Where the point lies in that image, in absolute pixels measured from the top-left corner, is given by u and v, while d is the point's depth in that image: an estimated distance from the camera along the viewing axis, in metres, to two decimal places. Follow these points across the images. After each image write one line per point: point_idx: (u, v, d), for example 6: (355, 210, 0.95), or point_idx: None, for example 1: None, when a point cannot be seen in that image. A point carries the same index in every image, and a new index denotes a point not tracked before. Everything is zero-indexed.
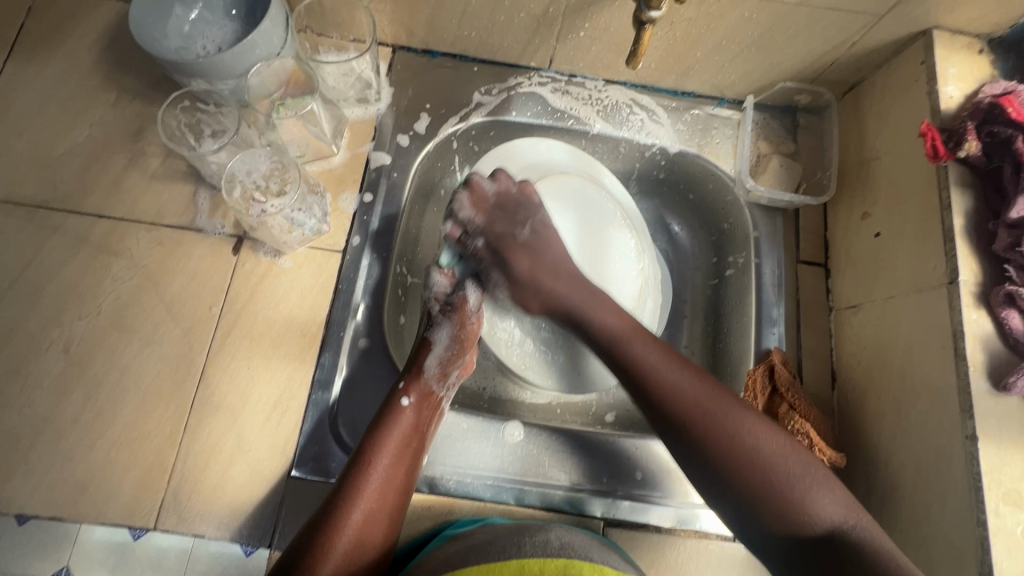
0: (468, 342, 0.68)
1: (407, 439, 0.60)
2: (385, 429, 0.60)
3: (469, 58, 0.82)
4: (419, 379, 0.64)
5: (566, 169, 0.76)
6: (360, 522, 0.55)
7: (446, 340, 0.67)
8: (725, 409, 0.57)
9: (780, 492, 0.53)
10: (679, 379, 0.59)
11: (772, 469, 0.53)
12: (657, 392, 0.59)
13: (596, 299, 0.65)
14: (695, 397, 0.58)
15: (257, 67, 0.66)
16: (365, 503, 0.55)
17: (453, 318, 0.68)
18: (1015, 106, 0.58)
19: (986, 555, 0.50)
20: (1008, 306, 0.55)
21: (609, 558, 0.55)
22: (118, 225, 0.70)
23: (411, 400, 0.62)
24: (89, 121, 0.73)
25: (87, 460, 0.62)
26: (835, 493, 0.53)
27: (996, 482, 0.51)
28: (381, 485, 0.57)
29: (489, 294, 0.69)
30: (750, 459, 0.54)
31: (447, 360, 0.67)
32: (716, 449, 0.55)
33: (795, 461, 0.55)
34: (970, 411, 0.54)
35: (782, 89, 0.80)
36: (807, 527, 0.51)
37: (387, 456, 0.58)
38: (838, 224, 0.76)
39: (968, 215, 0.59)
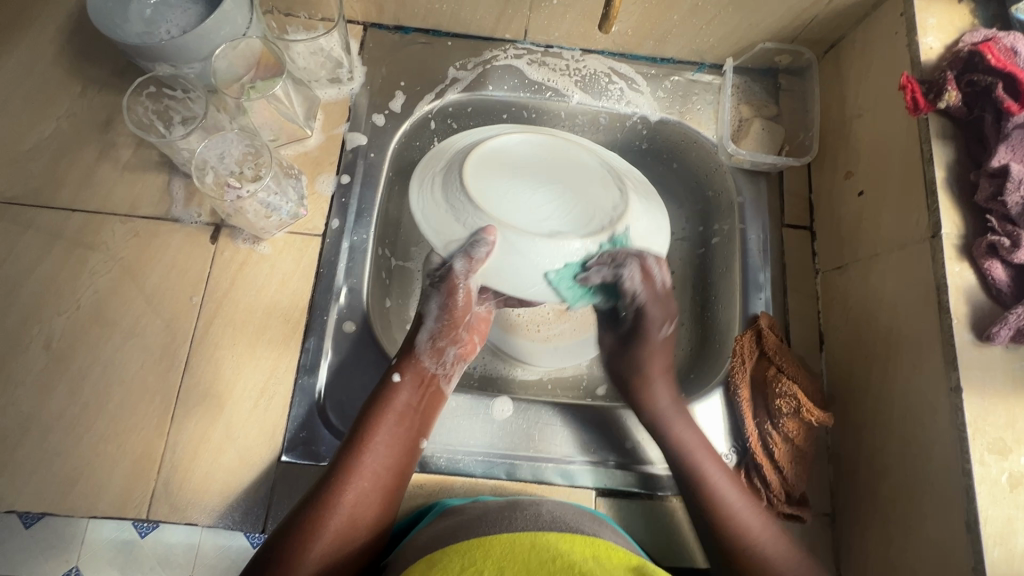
0: (457, 314, 0.66)
1: (399, 419, 0.60)
2: (379, 408, 0.61)
3: (442, 33, 0.80)
4: (412, 360, 0.64)
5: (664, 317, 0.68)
6: (353, 500, 0.55)
7: (436, 312, 0.66)
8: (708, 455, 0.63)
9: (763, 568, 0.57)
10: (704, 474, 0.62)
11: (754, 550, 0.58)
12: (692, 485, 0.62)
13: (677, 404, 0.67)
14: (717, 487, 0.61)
15: (221, 49, 0.65)
16: (359, 481, 0.56)
17: (442, 289, 0.65)
18: (994, 53, 0.57)
19: (972, 504, 0.50)
20: (991, 257, 0.54)
21: (600, 526, 0.56)
22: (92, 218, 0.69)
23: (402, 378, 0.63)
24: (56, 114, 0.72)
25: (75, 455, 0.62)
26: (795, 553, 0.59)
27: (980, 433, 0.51)
28: (373, 464, 0.57)
29: (472, 260, 0.63)
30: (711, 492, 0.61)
31: (438, 332, 0.66)
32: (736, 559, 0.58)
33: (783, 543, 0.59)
34: (954, 363, 0.53)
35: (762, 50, 0.79)
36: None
37: (382, 435, 0.59)
38: (823, 185, 0.76)
39: (951, 166, 0.58)
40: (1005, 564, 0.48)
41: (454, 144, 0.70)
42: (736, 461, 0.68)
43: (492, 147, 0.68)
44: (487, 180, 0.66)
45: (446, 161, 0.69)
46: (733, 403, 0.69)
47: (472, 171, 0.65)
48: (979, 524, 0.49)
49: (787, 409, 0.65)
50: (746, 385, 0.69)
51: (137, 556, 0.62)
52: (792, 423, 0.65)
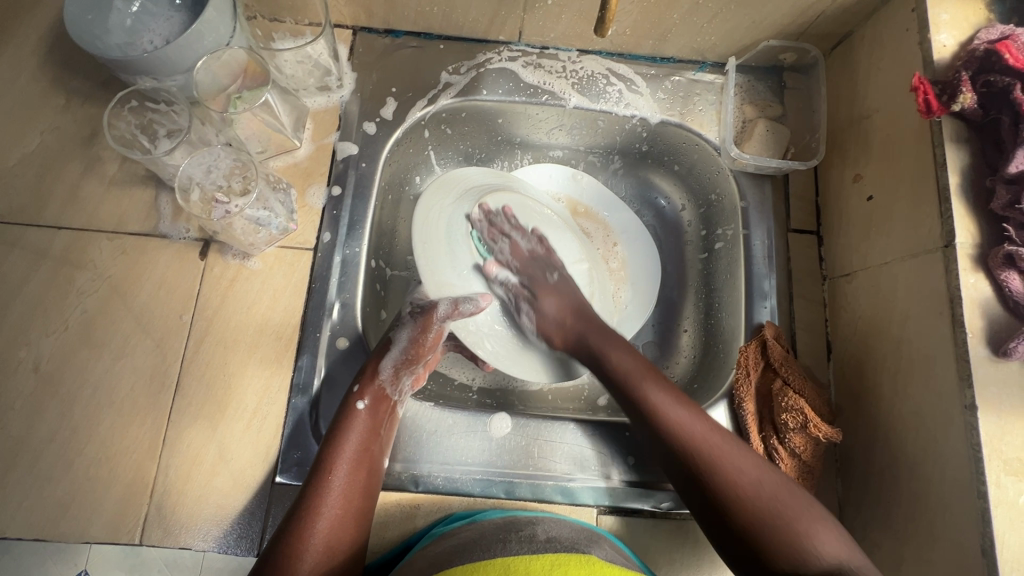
0: (424, 350, 0.66)
1: (364, 443, 0.59)
2: (343, 432, 0.59)
3: (433, 36, 0.78)
4: (373, 381, 0.62)
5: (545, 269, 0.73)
6: (328, 529, 0.53)
7: (405, 342, 0.66)
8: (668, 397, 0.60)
9: (789, 543, 0.50)
10: (708, 439, 0.57)
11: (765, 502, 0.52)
12: (695, 461, 0.56)
13: (618, 341, 0.66)
14: (721, 452, 0.56)
15: (203, 60, 0.63)
16: (330, 510, 0.54)
17: (418, 321, 0.67)
18: (1012, 51, 0.54)
19: (987, 528, 0.48)
20: (1007, 268, 0.51)
21: (598, 545, 0.55)
22: (79, 236, 0.67)
23: (366, 403, 0.61)
24: (40, 128, 0.70)
25: (67, 479, 0.61)
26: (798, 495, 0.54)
27: (996, 453, 0.49)
28: (344, 490, 0.55)
29: (457, 305, 0.68)
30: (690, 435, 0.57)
31: (402, 362, 0.65)
32: (762, 533, 0.51)
33: (818, 514, 0.52)
34: (969, 379, 0.51)
35: (766, 48, 0.76)
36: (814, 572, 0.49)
37: (347, 459, 0.57)
38: (831, 188, 0.73)
39: (965, 172, 0.56)
40: None
41: (471, 175, 0.77)
42: None
43: (497, 199, 0.75)
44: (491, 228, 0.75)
45: (461, 188, 0.75)
46: (738, 416, 0.67)
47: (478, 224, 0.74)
48: (995, 548, 0.48)
49: (793, 424, 0.63)
50: (751, 398, 0.67)
51: (141, 562, 0.61)
52: (799, 438, 0.63)
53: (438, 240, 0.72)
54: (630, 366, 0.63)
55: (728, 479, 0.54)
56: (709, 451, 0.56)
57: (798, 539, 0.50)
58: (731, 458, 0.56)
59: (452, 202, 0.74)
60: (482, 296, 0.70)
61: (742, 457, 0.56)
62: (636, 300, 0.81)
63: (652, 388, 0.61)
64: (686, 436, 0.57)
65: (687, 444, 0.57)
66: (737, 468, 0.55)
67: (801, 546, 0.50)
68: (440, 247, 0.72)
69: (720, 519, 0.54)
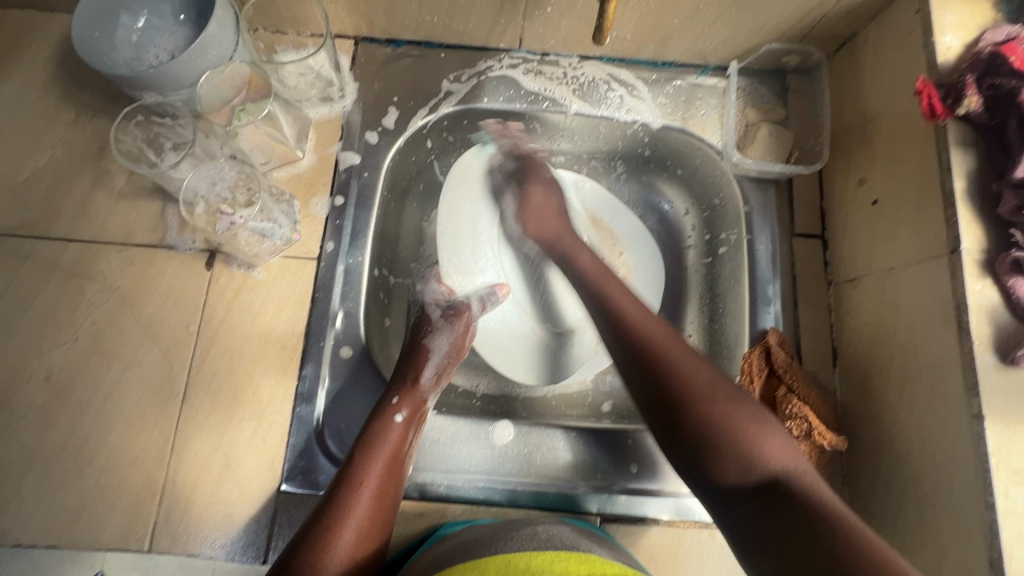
0: (461, 351, 0.70)
1: (398, 455, 0.59)
2: (378, 444, 0.58)
3: (434, 44, 0.78)
4: (412, 393, 0.63)
5: (542, 167, 0.79)
6: (354, 538, 0.53)
7: (444, 349, 0.68)
8: (628, 300, 0.62)
9: (736, 449, 0.49)
10: (665, 344, 0.57)
11: (706, 411, 0.52)
12: (648, 347, 0.57)
13: (581, 246, 0.72)
14: (675, 356, 0.56)
15: (207, 75, 0.64)
16: (357, 520, 0.54)
17: (454, 324, 0.70)
18: (1019, 53, 0.53)
19: (995, 539, 0.47)
20: (1015, 274, 0.51)
21: (602, 548, 0.54)
22: (88, 248, 0.69)
23: (404, 416, 0.61)
24: (50, 143, 0.71)
25: (79, 487, 0.62)
26: (740, 402, 0.53)
27: (1004, 463, 0.48)
28: (373, 501, 0.55)
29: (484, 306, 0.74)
30: (636, 329, 0.59)
31: (440, 370, 0.67)
32: (707, 440, 0.51)
33: (767, 425, 0.51)
34: (976, 388, 0.50)
35: (768, 51, 0.76)
36: (755, 473, 0.48)
37: (378, 471, 0.57)
38: (835, 192, 0.73)
39: (971, 176, 0.55)
40: None
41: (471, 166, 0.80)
42: None
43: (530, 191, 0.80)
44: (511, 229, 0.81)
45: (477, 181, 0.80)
46: None
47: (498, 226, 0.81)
48: (1003, 560, 0.47)
49: (798, 432, 0.62)
50: None
51: (154, 564, 0.61)
52: (803, 446, 0.62)
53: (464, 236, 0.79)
54: (589, 262, 0.69)
55: (678, 382, 0.54)
56: (663, 348, 0.57)
57: (723, 423, 0.51)
58: (686, 362, 0.56)
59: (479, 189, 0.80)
60: (498, 287, 0.76)
61: (697, 362, 0.56)
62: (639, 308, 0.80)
63: (617, 293, 0.64)
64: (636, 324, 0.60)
65: (635, 332, 0.59)
66: (690, 372, 0.55)
67: (732, 432, 0.50)
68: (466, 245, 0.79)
69: (660, 413, 0.54)
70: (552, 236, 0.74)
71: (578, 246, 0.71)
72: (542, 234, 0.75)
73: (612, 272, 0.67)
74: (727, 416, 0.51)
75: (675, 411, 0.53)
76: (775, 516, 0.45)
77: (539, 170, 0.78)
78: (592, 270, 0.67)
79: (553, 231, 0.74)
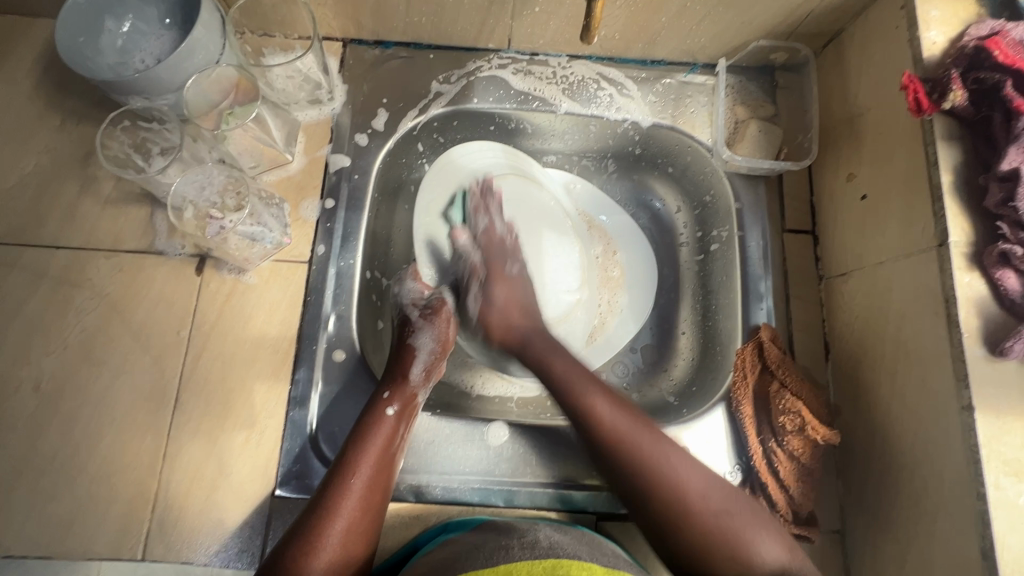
0: (446, 348, 0.69)
1: (389, 447, 0.59)
2: (370, 435, 0.59)
3: (423, 46, 0.78)
4: (403, 387, 0.63)
5: (507, 258, 0.73)
6: (345, 529, 0.53)
7: (429, 346, 0.67)
8: (609, 409, 0.61)
9: (737, 554, 0.54)
10: (645, 451, 0.58)
11: (703, 518, 0.55)
12: (632, 467, 0.58)
13: (556, 349, 0.68)
14: (630, 441, 0.59)
15: (193, 79, 0.63)
16: (348, 510, 0.54)
17: (433, 321, 0.69)
18: (1002, 48, 0.54)
19: (987, 529, 0.48)
20: (1002, 266, 0.51)
21: (599, 553, 0.54)
22: (76, 256, 0.68)
23: (394, 410, 0.61)
24: (35, 150, 0.71)
25: (70, 496, 0.62)
26: (726, 491, 0.58)
27: (995, 454, 0.49)
28: (363, 493, 0.55)
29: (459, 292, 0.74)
30: (614, 436, 0.59)
31: (430, 364, 0.67)
32: (710, 552, 0.54)
33: (759, 519, 0.56)
34: (966, 379, 0.51)
35: (756, 48, 0.76)
36: (756, 573, 0.53)
37: (368, 463, 0.57)
38: (824, 187, 0.73)
39: (957, 169, 0.55)
40: None
41: (457, 164, 0.80)
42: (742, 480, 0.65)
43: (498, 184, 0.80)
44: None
45: (456, 181, 0.80)
46: (735, 420, 0.67)
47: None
48: (995, 550, 0.47)
49: (791, 427, 0.63)
50: (749, 401, 0.66)
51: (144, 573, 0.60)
52: (797, 441, 0.63)
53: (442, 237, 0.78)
54: (566, 370, 0.65)
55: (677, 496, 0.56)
56: (635, 456, 0.58)
57: (729, 540, 0.54)
58: (670, 468, 0.57)
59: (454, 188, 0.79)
60: (463, 263, 0.75)
61: (685, 464, 0.58)
62: (632, 305, 0.81)
63: (589, 388, 0.62)
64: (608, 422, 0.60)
65: (615, 442, 0.59)
66: (673, 472, 0.57)
67: (733, 545, 0.54)
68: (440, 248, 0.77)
69: (657, 532, 0.56)
70: (515, 337, 0.69)
71: (553, 349, 0.67)
72: (506, 335, 0.69)
73: (591, 375, 0.64)
74: (731, 523, 0.55)
75: (667, 529, 0.56)
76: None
77: (501, 266, 0.72)
78: (564, 373, 0.64)
79: (518, 331, 0.69)
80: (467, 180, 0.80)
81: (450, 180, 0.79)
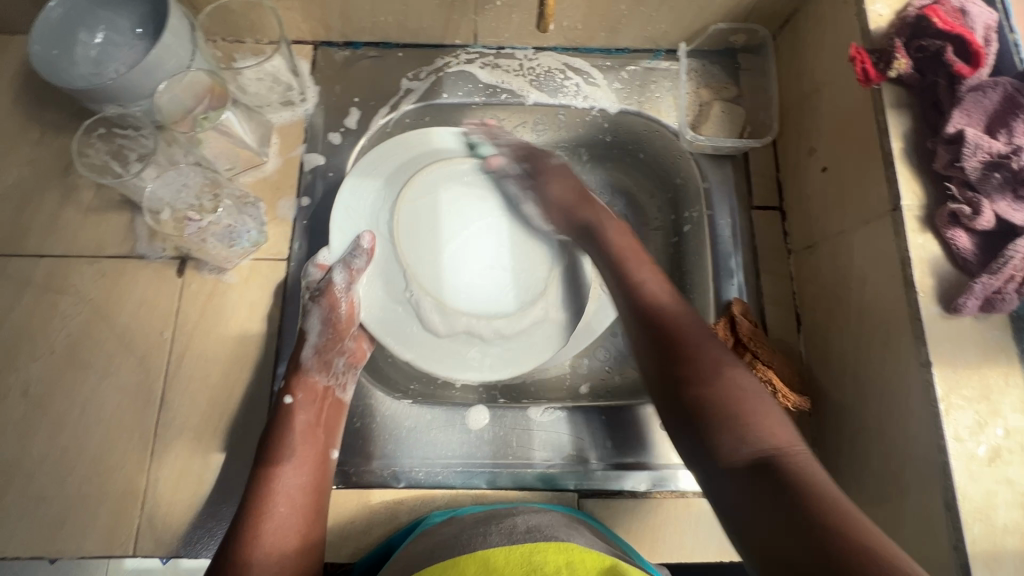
0: (342, 326, 0.66)
1: (305, 436, 0.60)
2: (280, 433, 0.60)
3: (392, 45, 0.80)
4: (302, 376, 0.64)
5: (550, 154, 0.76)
6: (274, 528, 0.53)
7: (319, 326, 0.66)
8: (652, 276, 0.63)
9: (736, 426, 0.48)
10: (695, 347, 0.55)
11: (734, 405, 0.49)
12: (677, 346, 0.55)
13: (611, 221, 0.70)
14: (726, 379, 0.52)
15: (164, 84, 0.64)
16: (274, 509, 0.54)
17: (323, 302, 0.65)
18: (941, 16, 0.56)
19: (949, 481, 0.49)
20: (953, 226, 0.53)
21: (581, 534, 0.53)
22: (60, 264, 0.70)
23: (295, 397, 0.62)
24: (17, 162, 0.72)
25: (61, 496, 0.63)
26: (768, 406, 0.50)
27: (953, 408, 0.50)
28: (289, 488, 0.56)
29: (354, 273, 0.66)
30: (661, 310, 0.59)
31: (324, 346, 0.65)
32: (710, 421, 0.49)
33: (779, 417, 0.49)
34: (923, 337, 0.52)
35: (715, 32, 0.78)
36: (749, 448, 0.46)
37: (287, 457, 0.58)
38: (788, 162, 0.75)
39: (907, 136, 0.57)
40: (987, 539, 0.47)
41: (404, 143, 0.73)
42: None
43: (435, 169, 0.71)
44: (416, 201, 0.70)
45: (400, 158, 0.72)
46: None
47: (407, 197, 0.69)
48: (957, 501, 0.48)
49: None
50: None
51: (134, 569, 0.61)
52: None
53: (360, 218, 0.69)
54: (641, 276, 0.63)
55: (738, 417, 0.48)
56: (674, 326, 0.57)
57: (741, 410, 0.49)
58: (730, 366, 0.53)
59: (393, 168, 0.71)
60: (363, 237, 0.66)
61: (750, 382, 0.52)
62: None
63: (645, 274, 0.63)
64: (736, 386, 0.51)
65: (659, 308, 0.59)
66: (745, 392, 0.50)
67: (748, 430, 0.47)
68: (360, 219, 0.69)
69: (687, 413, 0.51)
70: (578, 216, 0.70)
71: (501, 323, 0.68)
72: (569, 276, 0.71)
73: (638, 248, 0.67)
74: (740, 397, 0.50)
75: (695, 416, 0.51)
76: (763, 494, 0.43)
77: (547, 160, 0.75)
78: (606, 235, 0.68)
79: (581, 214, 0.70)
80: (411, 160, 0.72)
81: (392, 154, 0.72)
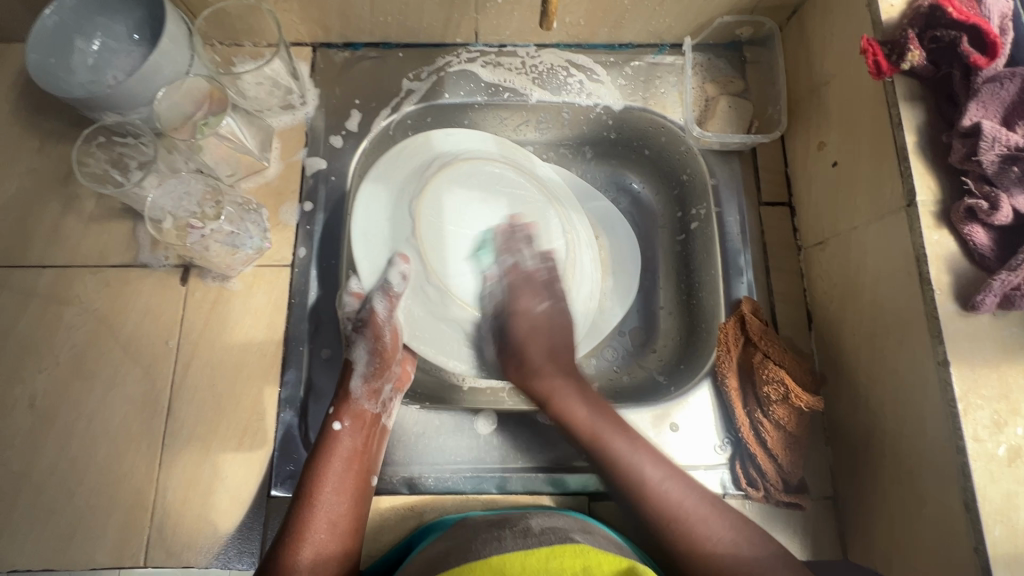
0: (389, 352, 0.66)
1: (347, 463, 0.60)
2: (323, 458, 0.60)
3: (392, 45, 0.79)
4: (348, 401, 0.63)
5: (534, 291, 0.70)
6: (313, 555, 0.54)
7: (366, 356, 0.65)
8: (622, 443, 0.61)
9: (695, 551, 0.55)
10: (662, 498, 0.58)
11: (693, 545, 0.56)
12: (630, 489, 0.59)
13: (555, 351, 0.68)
14: (691, 526, 0.56)
15: (163, 91, 0.64)
16: (314, 535, 0.55)
17: (367, 332, 0.66)
18: (956, 5, 0.54)
19: (968, 482, 0.48)
20: (970, 221, 0.51)
21: (595, 538, 0.52)
22: (63, 274, 0.69)
23: (344, 424, 0.62)
24: (17, 171, 0.72)
25: (70, 508, 0.63)
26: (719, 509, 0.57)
27: (972, 408, 0.49)
28: (327, 515, 0.56)
29: (393, 298, 0.67)
30: (641, 488, 0.58)
31: (372, 375, 0.65)
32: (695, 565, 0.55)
33: (711, 502, 0.58)
34: (940, 336, 0.51)
35: (721, 25, 0.77)
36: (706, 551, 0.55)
37: (327, 484, 0.58)
38: (797, 157, 0.74)
39: (921, 129, 0.55)
40: (1009, 542, 0.46)
41: (416, 154, 0.73)
42: (731, 453, 0.66)
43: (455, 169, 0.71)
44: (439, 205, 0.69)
45: (406, 169, 0.72)
46: (722, 393, 0.68)
47: (424, 201, 0.68)
48: (977, 503, 0.47)
49: (775, 397, 0.63)
50: (733, 374, 0.67)
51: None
52: (781, 410, 0.63)
53: (378, 232, 0.70)
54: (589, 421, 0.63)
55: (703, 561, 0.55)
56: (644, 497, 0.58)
57: (681, 533, 0.56)
58: (691, 517, 0.57)
59: (402, 180, 0.71)
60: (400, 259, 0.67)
61: (716, 514, 0.57)
62: (618, 289, 0.79)
63: (613, 438, 0.61)
64: (676, 501, 0.57)
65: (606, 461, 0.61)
66: (693, 525, 0.56)
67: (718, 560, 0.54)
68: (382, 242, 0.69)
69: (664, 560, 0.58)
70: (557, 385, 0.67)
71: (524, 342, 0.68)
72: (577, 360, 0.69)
73: (615, 418, 0.64)
74: (688, 516, 0.57)
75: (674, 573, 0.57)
76: None
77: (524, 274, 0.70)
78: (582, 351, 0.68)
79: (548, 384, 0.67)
80: (422, 165, 0.72)
81: (399, 168, 0.72)
